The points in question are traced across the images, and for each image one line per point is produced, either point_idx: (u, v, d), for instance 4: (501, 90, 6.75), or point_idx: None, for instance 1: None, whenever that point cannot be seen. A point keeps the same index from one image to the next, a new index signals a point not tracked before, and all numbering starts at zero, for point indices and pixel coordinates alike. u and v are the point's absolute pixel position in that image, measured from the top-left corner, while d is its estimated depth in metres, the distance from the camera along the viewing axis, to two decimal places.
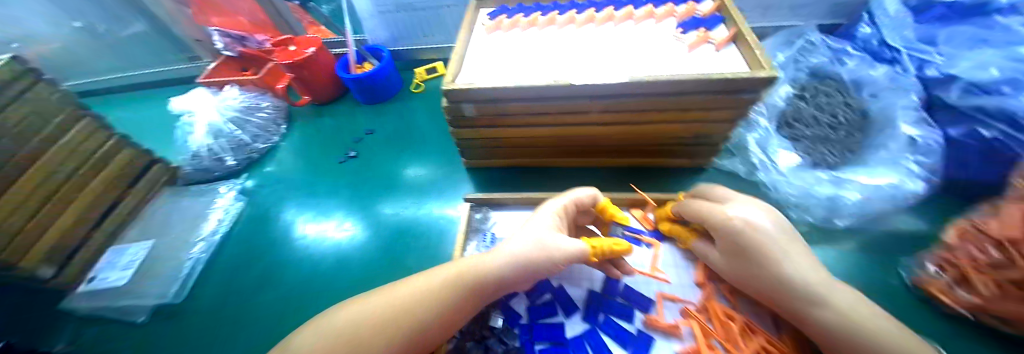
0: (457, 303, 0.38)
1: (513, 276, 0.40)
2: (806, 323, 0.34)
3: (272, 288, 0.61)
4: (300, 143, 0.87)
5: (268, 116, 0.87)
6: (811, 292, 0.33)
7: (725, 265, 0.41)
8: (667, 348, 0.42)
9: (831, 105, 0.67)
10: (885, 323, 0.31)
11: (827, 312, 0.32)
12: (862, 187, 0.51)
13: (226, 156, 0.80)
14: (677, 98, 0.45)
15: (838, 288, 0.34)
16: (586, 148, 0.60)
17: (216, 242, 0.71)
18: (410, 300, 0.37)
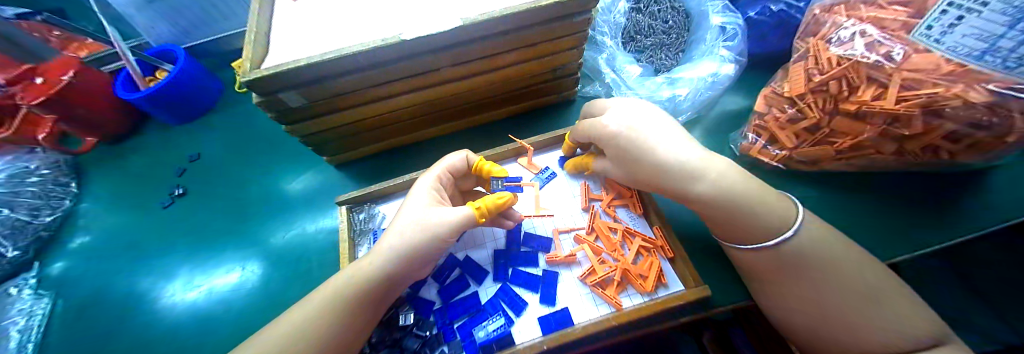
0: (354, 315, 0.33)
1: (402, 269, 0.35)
2: (695, 198, 0.39)
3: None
4: (115, 203, 0.68)
5: (48, 176, 0.67)
6: (690, 170, 0.38)
7: (618, 173, 0.43)
8: (571, 277, 0.43)
9: (660, 9, 0.65)
10: (744, 184, 0.38)
11: (705, 184, 0.38)
12: (692, 81, 0.54)
13: (3, 247, 0.59)
14: (514, 36, 0.43)
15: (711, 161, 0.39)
16: (457, 109, 0.57)
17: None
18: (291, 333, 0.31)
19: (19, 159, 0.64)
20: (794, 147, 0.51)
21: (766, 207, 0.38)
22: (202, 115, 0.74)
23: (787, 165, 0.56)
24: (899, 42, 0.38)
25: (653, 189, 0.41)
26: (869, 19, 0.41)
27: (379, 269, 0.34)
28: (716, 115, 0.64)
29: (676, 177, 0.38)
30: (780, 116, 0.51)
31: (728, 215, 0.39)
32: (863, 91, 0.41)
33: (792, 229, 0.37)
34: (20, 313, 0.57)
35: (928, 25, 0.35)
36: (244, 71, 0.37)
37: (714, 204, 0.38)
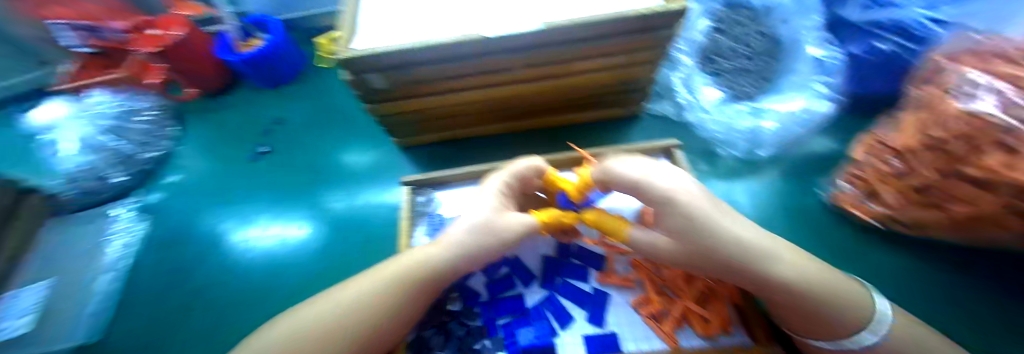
0: (401, 302, 0.33)
1: (461, 261, 0.35)
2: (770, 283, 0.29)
3: (205, 312, 0.54)
4: (201, 147, 0.72)
5: (155, 119, 0.72)
6: (759, 246, 0.29)
7: (674, 244, 0.32)
8: (621, 301, 0.41)
9: (745, 33, 0.63)
10: (810, 264, 0.31)
11: (782, 265, 0.29)
12: (780, 115, 0.53)
13: (110, 173, 0.65)
14: (596, 43, 0.42)
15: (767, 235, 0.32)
16: (522, 109, 0.56)
17: (126, 270, 0.61)
18: (354, 298, 0.33)
19: (132, 98, 0.71)
20: (896, 205, 0.46)
21: (845, 297, 0.30)
22: (286, 82, 0.77)
23: (882, 226, 0.49)
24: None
25: (717, 267, 0.31)
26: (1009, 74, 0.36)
27: (442, 255, 0.35)
28: (799, 156, 0.57)
29: (742, 255, 0.29)
30: (885, 169, 0.46)
31: (809, 306, 0.29)
32: (987, 155, 0.35)
33: (882, 325, 0.29)
34: (114, 234, 0.63)
35: None
36: (339, 50, 0.40)
37: (801, 292, 0.29)
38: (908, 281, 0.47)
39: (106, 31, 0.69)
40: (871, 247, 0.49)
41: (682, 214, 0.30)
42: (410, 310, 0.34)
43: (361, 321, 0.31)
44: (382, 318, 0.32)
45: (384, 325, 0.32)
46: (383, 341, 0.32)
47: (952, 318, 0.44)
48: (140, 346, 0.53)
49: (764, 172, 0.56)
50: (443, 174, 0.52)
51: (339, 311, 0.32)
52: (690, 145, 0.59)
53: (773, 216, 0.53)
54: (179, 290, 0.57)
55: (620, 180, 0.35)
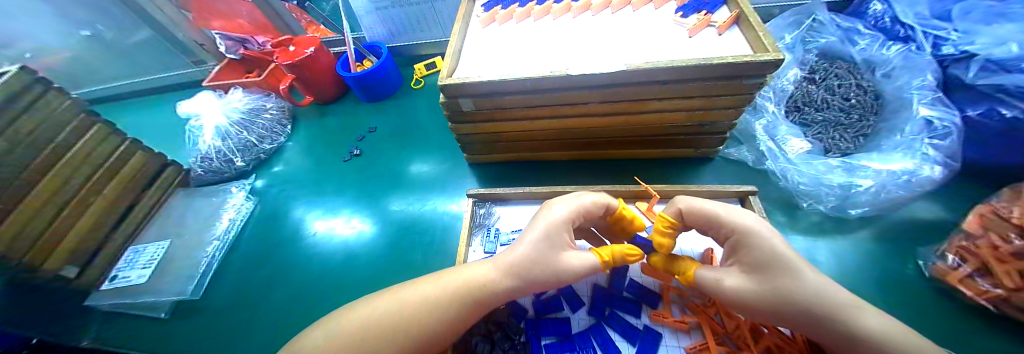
0: (467, 311, 0.35)
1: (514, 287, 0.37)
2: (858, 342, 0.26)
3: (292, 284, 0.62)
4: (308, 144, 0.83)
5: (275, 116, 0.82)
6: (845, 299, 0.28)
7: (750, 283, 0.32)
8: (674, 345, 0.40)
9: (841, 84, 0.61)
10: None
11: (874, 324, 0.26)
12: (878, 173, 0.48)
13: (235, 157, 0.76)
14: (680, 86, 0.44)
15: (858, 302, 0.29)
16: (594, 140, 0.59)
17: (233, 239, 0.70)
18: (412, 302, 0.34)
19: (262, 98, 0.81)
20: (1017, 289, 0.36)
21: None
22: (383, 98, 0.86)
23: (999, 310, 0.40)
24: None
25: (796, 310, 0.29)
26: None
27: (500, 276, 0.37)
28: (898, 221, 0.51)
29: (820, 296, 0.28)
30: (999, 243, 0.37)
31: None
32: None
33: None
34: (230, 206, 0.73)
35: None
36: (441, 77, 0.47)
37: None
38: None
39: (252, 43, 0.83)
40: (983, 331, 0.40)
41: (760, 250, 0.31)
42: (469, 318, 0.36)
43: (417, 327, 0.33)
44: (438, 328, 0.34)
45: (438, 334, 0.34)
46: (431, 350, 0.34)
47: None
48: (234, 307, 0.61)
49: (851, 231, 0.51)
50: (507, 191, 0.55)
51: (398, 312, 0.33)
52: (764, 194, 0.56)
53: (860, 283, 0.47)
54: (274, 261, 0.66)
55: (697, 211, 0.37)
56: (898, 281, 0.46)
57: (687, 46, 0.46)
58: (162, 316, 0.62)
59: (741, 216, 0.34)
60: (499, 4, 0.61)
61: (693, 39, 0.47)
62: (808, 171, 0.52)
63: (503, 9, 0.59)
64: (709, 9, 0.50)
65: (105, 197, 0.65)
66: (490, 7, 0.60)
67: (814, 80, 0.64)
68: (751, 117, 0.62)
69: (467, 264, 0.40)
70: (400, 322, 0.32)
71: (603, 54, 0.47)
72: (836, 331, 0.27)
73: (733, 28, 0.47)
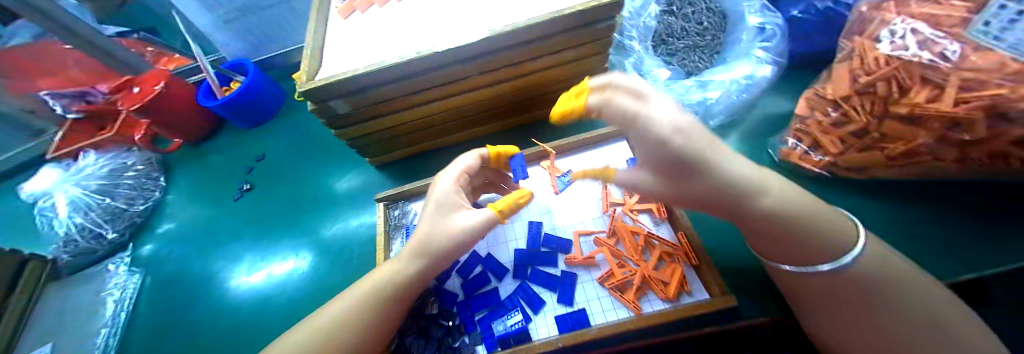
0: (381, 317, 0.35)
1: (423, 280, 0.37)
2: (750, 217, 0.31)
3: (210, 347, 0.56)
4: (192, 192, 0.73)
5: (142, 172, 0.71)
6: (744, 188, 0.30)
7: (658, 187, 0.32)
8: (589, 279, 0.44)
9: (694, 11, 0.60)
10: (798, 196, 0.31)
11: (767, 202, 0.30)
12: (727, 87, 0.51)
13: (104, 230, 0.64)
14: (542, 43, 0.45)
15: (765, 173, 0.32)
16: (488, 111, 0.58)
17: (126, 321, 0.61)
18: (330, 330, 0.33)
19: (120, 155, 0.68)
20: (838, 153, 0.46)
21: (819, 214, 0.30)
22: (263, 121, 0.78)
23: (833, 174, 0.50)
24: (949, 37, 0.35)
25: (697, 202, 0.32)
26: (922, 13, 0.38)
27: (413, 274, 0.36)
28: (759, 119, 0.58)
29: (720, 195, 0.30)
30: (822, 119, 0.47)
31: (784, 235, 0.31)
32: (916, 92, 0.37)
33: (854, 251, 0.29)
34: (115, 286, 0.63)
35: (985, 21, 0.32)
36: (301, 82, 0.44)
37: (783, 222, 0.30)
38: (858, 223, 0.48)
39: (96, 94, 0.71)
40: (823, 193, 0.50)
41: (675, 162, 0.28)
42: (386, 322, 0.35)
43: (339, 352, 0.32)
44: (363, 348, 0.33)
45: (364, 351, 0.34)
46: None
47: (893, 252, 0.45)
48: None
49: (723, 138, 0.57)
50: (414, 185, 0.54)
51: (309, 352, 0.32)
52: None
53: None
54: (186, 328, 0.59)
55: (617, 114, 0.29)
56: None
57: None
58: None
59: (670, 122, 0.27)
60: None
61: None
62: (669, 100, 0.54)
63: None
64: None
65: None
66: None
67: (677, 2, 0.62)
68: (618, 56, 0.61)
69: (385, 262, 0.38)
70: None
71: (464, 23, 0.46)
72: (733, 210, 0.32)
73: None
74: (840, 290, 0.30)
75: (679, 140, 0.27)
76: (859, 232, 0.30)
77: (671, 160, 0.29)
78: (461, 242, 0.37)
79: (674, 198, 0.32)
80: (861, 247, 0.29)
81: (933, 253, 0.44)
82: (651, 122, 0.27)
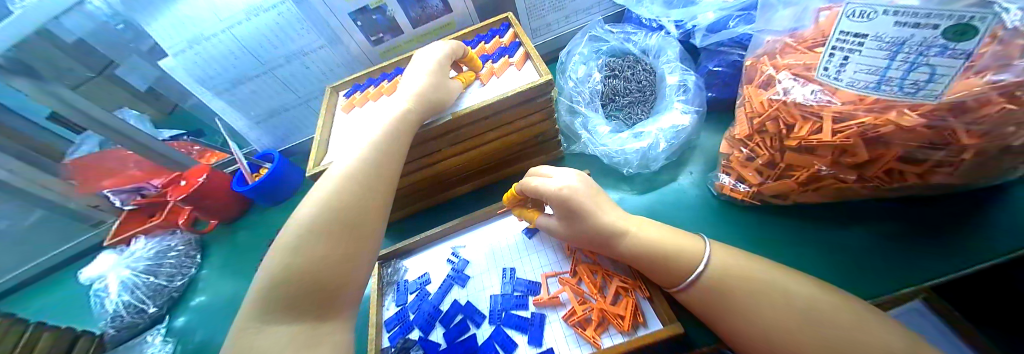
0: (382, 169, 0.46)
1: (387, 157, 0.46)
2: (626, 254, 0.45)
3: None
4: (227, 265, 0.83)
5: (183, 251, 0.81)
6: (618, 230, 0.45)
7: (564, 228, 0.48)
8: (556, 318, 0.49)
9: (633, 73, 0.72)
10: (660, 232, 0.45)
11: (628, 241, 0.45)
12: (658, 132, 0.59)
13: (146, 305, 0.73)
14: (500, 115, 0.55)
15: (636, 222, 0.47)
16: (463, 175, 0.69)
17: None
18: (328, 203, 0.40)
19: (164, 238, 0.80)
20: (761, 183, 0.52)
21: (679, 244, 0.43)
22: (285, 199, 0.88)
23: (764, 202, 0.56)
24: (809, 81, 0.44)
25: (592, 243, 0.47)
26: (784, 65, 0.48)
27: (371, 151, 0.46)
28: (702, 155, 0.65)
29: (606, 232, 0.45)
30: (740, 156, 0.54)
31: (653, 260, 0.43)
32: (800, 128, 0.45)
33: (703, 263, 0.40)
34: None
35: (824, 67, 0.41)
36: (310, 168, 0.56)
37: (643, 252, 0.43)
38: (812, 247, 0.52)
39: (150, 188, 0.84)
40: (767, 219, 0.55)
41: (569, 206, 0.45)
42: (384, 175, 0.46)
43: (355, 211, 0.41)
44: (370, 205, 0.43)
45: (373, 209, 0.43)
46: (368, 194, 0.43)
47: (851, 270, 0.48)
48: None
49: (673, 175, 0.64)
50: (404, 243, 0.62)
51: (326, 223, 0.39)
52: (604, 170, 0.68)
53: (688, 212, 0.60)
54: None
55: (529, 186, 0.50)
56: (710, 202, 0.60)
57: (495, 85, 0.57)
58: None
59: (557, 184, 0.47)
60: (358, 89, 0.71)
61: (502, 78, 0.58)
62: (611, 148, 0.62)
63: (360, 94, 0.68)
64: (512, 48, 0.62)
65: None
66: (349, 96, 0.71)
67: (618, 68, 0.74)
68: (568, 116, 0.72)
69: (339, 163, 0.46)
70: (336, 217, 0.40)
71: None
72: (615, 249, 0.46)
73: (528, 62, 0.59)
74: (723, 297, 0.38)
75: (565, 192, 0.46)
76: (706, 248, 0.42)
77: (566, 208, 0.46)
78: (438, 99, 0.52)
79: (577, 237, 0.47)
80: (703, 268, 0.40)
81: (879, 267, 0.48)
82: (548, 185, 0.47)
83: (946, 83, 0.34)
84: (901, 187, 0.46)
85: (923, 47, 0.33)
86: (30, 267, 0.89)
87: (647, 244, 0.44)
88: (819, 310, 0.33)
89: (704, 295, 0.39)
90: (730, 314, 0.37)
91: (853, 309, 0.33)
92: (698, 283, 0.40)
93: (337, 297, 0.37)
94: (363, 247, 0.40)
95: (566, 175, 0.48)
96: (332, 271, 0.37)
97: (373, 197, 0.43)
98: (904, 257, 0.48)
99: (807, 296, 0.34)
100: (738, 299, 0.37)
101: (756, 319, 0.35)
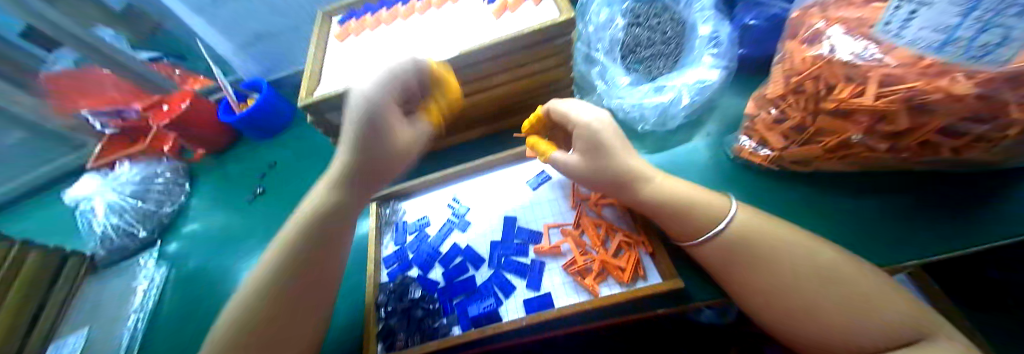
0: (340, 212, 0.44)
1: (345, 199, 0.44)
2: (645, 197, 0.44)
3: None
4: (218, 194, 0.80)
5: (170, 179, 0.78)
6: (641, 172, 0.44)
7: (584, 164, 0.47)
8: (556, 266, 0.49)
9: (660, 22, 0.65)
10: (682, 185, 0.44)
11: (652, 185, 0.44)
12: (681, 88, 0.55)
13: (136, 229, 0.71)
14: (513, 55, 0.50)
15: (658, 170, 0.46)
16: (469, 120, 0.64)
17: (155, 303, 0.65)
18: (275, 259, 0.40)
19: (151, 164, 0.76)
20: (783, 148, 0.50)
21: (701, 198, 0.42)
22: (275, 134, 0.84)
23: (782, 167, 0.54)
24: (863, 38, 0.40)
25: (611, 182, 0.46)
26: (836, 19, 0.43)
27: (326, 194, 0.44)
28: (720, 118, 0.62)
29: (629, 171, 0.44)
30: (767, 118, 0.51)
31: (675, 208, 0.42)
32: (841, 90, 0.41)
33: (729, 215, 0.40)
34: (146, 277, 0.68)
35: (884, 20, 0.37)
36: (302, 97, 0.50)
37: (666, 198, 0.43)
38: (821, 216, 0.50)
39: (131, 112, 0.76)
40: (779, 187, 0.54)
41: (597, 137, 0.45)
42: (342, 218, 0.44)
43: (305, 261, 0.41)
44: (327, 254, 0.42)
45: (331, 256, 0.43)
46: (324, 244, 0.42)
47: (858, 238, 0.48)
48: None
49: (688, 138, 0.62)
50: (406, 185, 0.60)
51: (301, 235, 0.42)
52: (616, 127, 0.65)
53: (699, 175, 0.58)
54: (201, 315, 0.62)
55: (559, 113, 0.49)
56: (723, 167, 0.58)
57: (507, 22, 0.51)
58: None
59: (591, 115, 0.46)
60: (354, 16, 0.63)
61: (516, 13, 0.51)
62: (628, 102, 0.59)
63: (355, 21, 0.61)
64: None
65: (18, 295, 0.56)
66: (343, 23, 0.63)
67: (643, 16, 0.66)
68: (585, 65, 0.67)
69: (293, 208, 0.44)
70: (286, 272, 0.40)
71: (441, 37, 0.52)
72: (634, 190, 0.45)
73: None
74: (746, 249, 0.37)
75: (596, 124, 0.45)
76: (731, 204, 0.41)
77: (595, 139, 0.45)
78: None
79: (595, 173, 0.46)
80: (730, 219, 0.39)
81: (889, 236, 0.47)
82: (581, 115, 0.46)
83: (1014, 48, 0.30)
84: (929, 161, 0.45)
85: (1002, 7, 0.27)
86: (8, 189, 0.85)
87: (671, 190, 0.43)
88: (837, 269, 0.33)
89: (723, 252, 0.39)
90: (750, 267, 0.37)
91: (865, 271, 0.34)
92: (722, 234, 0.39)
93: (305, 298, 0.40)
94: (321, 293, 0.41)
95: (598, 110, 0.47)
96: (290, 324, 0.38)
97: (332, 246, 0.43)
98: (918, 229, 0.46)
99: (828, 257, 0.35)
100: (760, 255, 0.36)
101: (778, 272, 0.35)
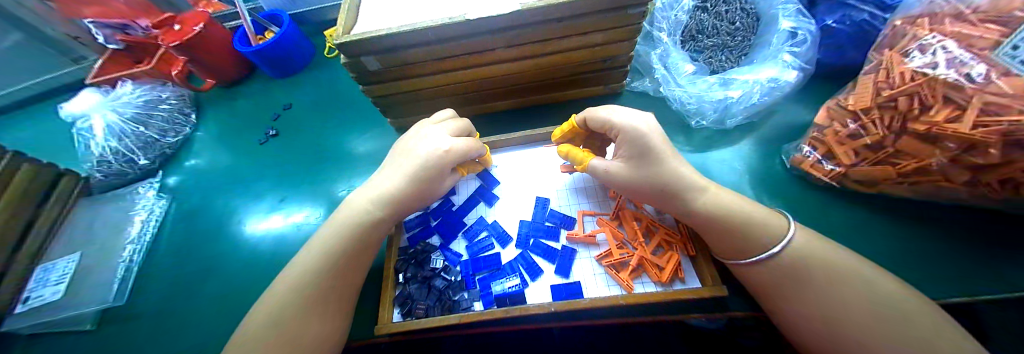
0: (360, 240, 0.42)
1: (371, 225, 0.43)
2: (696, 212, 0.40)
3: (218, 277, 0.57)
4: (225, 132, 0.75)
5: (176, 106, 0.72)
6: (693, 183, 0.40)
7: (629, 171, 0.42)
8: (588, 256, 0.46)
9: (728, 10, 0.61)
10: (736, 200, 0.40)
11: (705, 198, 0.40)
12: (746, 85, 0.53)
13: (136, 156, 0.67)
14: (583, 21, 0.43)
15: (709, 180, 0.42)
16: (513, 88, 0.59)
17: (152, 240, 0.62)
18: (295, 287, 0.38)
19: (155, 88, 0.71)
20: (851, 165, 0.47)
21: (752, 217, 0.38)
22: (296, 72, 0.79)
23: (841, 184, 0.50)
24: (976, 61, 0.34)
25: (658, 193, 0.41)
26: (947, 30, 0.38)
27: (349, 224, 0.42)
28: (774, 125, 0.58)
29: (680, 183, 0.40)
30: (840, 130, 0.47)
31: (725, 226, 0.38)
32: (937, 110, 0.37)
33: (785, 239, 0.36)
34: (144, 208, 0.64)
35: (1014, 45, 0.31)
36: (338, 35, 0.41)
37: (718, 212, 0.39)
38: (871, 240, 0.47)
39: (136, 28, 0.70)
40: (830, 205, 0.51)
41: (643, 143, 0.41)
42: (364, 241, 0.42)
43: (326, 287, 0.38)
44: (346, 275, 0.40)
45: (349, 278, 0.41)
46: (347, 266, 0.40)
47: (906, 266, 0.45)
48: (161, 318, 0.55)
49: (737, 141, 0.58)
50: None
51: (333, 250, 0.40)
52: (663, 119, 0.61)
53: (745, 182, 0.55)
54: (201, 258, 0.59)
55: (598, 119, 0.45)
56: (771, 176, 0.55)
57: None
58: (89, 328, 0.55)
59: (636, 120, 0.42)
60: None
61: None
62: (687, 92, 0.56)
63: None
64: None
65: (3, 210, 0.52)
66: None
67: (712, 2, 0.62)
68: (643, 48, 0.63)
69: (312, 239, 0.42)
70: (308, 299, 0.37)
71: None
72: (683, 204, 0.41)
73: None
74: (798, 280, 0.34)
75: (643, 128, 0.41)
76: (790, 225, 0.37)
77: (640, 146, 0.41)
78: None
79: (644, 183, 0.41)
80: (784, 244, 0.36)
81: (939, 269, 0.44)
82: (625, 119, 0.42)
83: None
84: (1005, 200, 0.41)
85: None
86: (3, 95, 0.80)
87: (721, 208, 0.39)
88: (903, 306, 0.30)
89: (778, 279, 0.36)
90: (796, 297, 0.34)
91: (934, 311, 0.30)
92: (767, 262, 0.36)
93: (335, 308, 0.39)
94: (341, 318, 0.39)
95: (642, 113, 0.43)
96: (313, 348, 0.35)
97: (353, 266, 0.41)
98: (976, 267, 0.43)
99: (893, 292, 0.31)
100: (806, 284, 0.34)
101: (830, 305, 0.32)
